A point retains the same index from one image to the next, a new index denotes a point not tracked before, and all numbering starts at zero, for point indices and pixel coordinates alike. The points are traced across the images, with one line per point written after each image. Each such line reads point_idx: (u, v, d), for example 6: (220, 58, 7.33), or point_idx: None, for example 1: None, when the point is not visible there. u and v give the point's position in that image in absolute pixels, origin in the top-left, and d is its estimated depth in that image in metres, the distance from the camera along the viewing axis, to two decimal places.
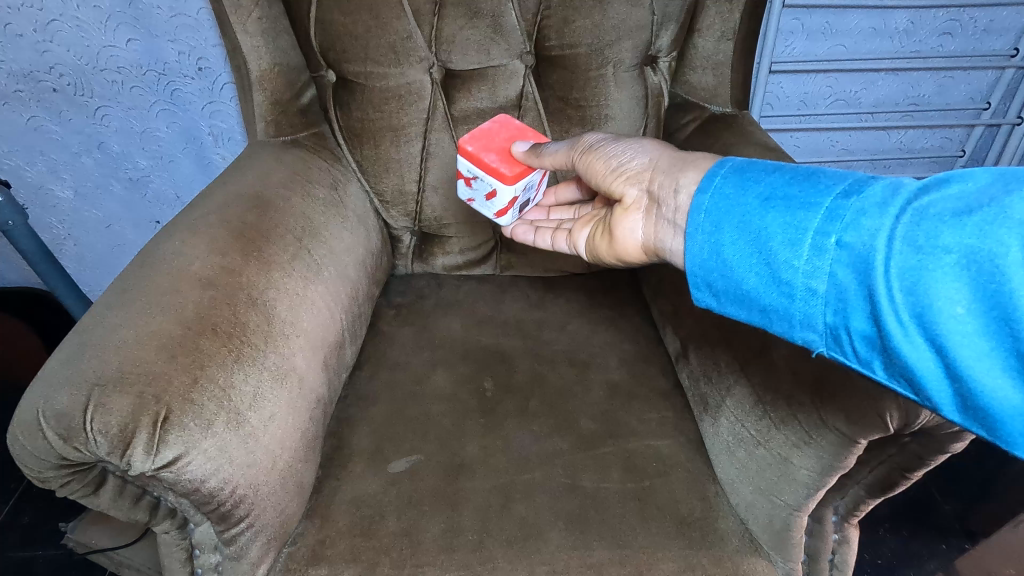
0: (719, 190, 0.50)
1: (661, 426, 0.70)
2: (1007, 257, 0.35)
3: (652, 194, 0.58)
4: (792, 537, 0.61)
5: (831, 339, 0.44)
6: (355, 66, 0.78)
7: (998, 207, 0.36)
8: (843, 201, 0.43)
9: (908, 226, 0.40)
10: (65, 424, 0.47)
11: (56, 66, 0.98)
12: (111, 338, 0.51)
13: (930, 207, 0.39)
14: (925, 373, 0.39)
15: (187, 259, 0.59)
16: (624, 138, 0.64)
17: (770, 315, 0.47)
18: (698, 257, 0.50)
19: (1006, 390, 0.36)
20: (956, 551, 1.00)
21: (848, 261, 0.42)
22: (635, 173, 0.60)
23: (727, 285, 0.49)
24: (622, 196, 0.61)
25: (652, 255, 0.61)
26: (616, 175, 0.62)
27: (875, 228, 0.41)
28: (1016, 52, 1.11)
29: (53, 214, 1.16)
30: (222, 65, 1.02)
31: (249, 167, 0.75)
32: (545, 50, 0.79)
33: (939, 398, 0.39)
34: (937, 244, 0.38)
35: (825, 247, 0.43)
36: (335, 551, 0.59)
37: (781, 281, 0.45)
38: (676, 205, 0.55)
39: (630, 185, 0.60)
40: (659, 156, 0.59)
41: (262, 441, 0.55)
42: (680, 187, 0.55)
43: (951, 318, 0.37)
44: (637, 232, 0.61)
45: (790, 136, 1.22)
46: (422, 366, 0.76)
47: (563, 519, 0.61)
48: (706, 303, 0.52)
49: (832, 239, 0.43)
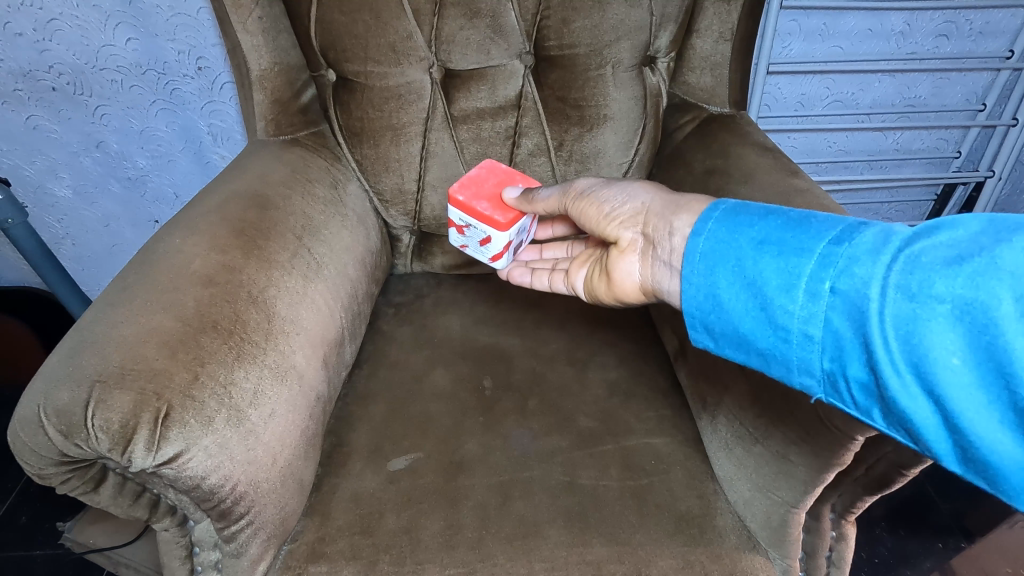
0: (713, 233, 0.51)
1: (660, 424, 0.70)
2: (999, 309, 0.35)
3: (647, 235, 0.58)
4: (790, 534, 0.62)
5: (829, 385, 0.45)
6: (356, 65, 0.78)
7: (988, 256, 0.37)
8: (835, 248, 0.44)
9: (900, 275, 0.40)
10: (66, 420, 0.47)
11: (55, 65, 0.98)
12: (113, 334, 0.51)
13: (922, 255, 0.39)
14: (924, 423, 0.39)
15: (187, 257, 0.59)
16: (614, 182, 0.65)
17: (768, 358, 0.47)
18: (695, 299, 0.51)
19: (1005, 443, 0.36)
20: (952, 550, 1.00)
21: (842, 309, 0.42)
22: (630, 217, 0.60)
23: (724, 327, 0.49)
24: (618, 239, 0.61)
25: (649, 295, 0.61)
26: (609, 220, 0.62)
27: (868, 276, 0.41)
28: (1011, 53, 1.12)
29: (51, 213, 1.16)
30: (222, 64, 1.03)
31: (248, 166, 0.75)
32: (545, 51, 0.80)
33: (938, 447, 0.40)
34: (930, 293, 0.38)
35: (819, 294, 0.43)
36: (335, 548, 0.59)
37: (777, 326, 0.46)
38: (670, 247, 0.55)
39: (625, 228, 0.61)
40: (653, 198, 0.59)
41: (263, 438, 0.55)
42: (674, 230, 0.55)
43: (947, 369, 0.37)
44: (634, 275, 0.61)
45: (787, 137, 1.22)
46: (421, 365, 0.76)
47: (562, 516, 0.61)
48: (704, 344, 0.52)
49: (826, 286, 0.43)
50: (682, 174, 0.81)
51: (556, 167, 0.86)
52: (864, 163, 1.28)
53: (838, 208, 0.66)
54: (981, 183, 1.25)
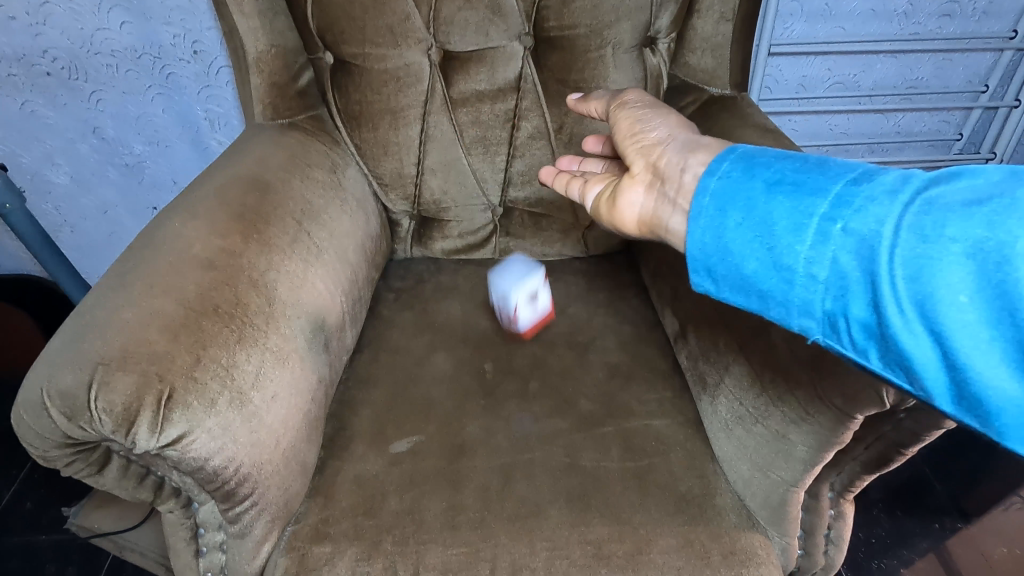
0: (729, 174, 0.45)
1: (661, 406, 0.71)
2: (1017, 246, 0.32)
3: (657, 167, 0.50)
4: (789, 513, 0.62)
5: (829, 327, 0.40)
6: (353, 48, 0.78)
7: (1009, 198, 0.33)
8: (852, 189, 0.39)
9: (915, 216, 0.36)
10: (69, 403, 0.47)
11: (49, 49, 0.98)
12: (113, 318, 0.51)
13: (941, 198, 0.35)
14: (924, 364, 0.35)
15: (188, 240, 0.59)
16: (659, 108, 0.56)
17: (769, 300, 0.42)
18: (699, 240, 0.45)
19: (1007, 382, 0.33)
20: (949, 530, 1.01)
21: (852, 248, 0.38)
22: (648, 146, 0.52)
23: (729, 269, 0.43)
24: (632, 163, 0.53)
25: (646, 232, 0.52)
26: (633, 142, 0.54)
27: (881, 216, 0.37)
28: (1015, 33, 1.11)
29: (49, 200, 1.15)
30: (218, 48, 1.01)
31: (247, 150, 0.75)
32: (545, 32, 0.79)
33: (934, 387, 0.36)
34: (942, 232, 0.34)
35: (829, 233, 0.39)
36: (338, 530, 0.59)
37: (782, 266, 0.40)
38: (679, 183, 0.48)
39: (640, 156, 0.52)
40: (676, 134, 0.52)
41: (266, 421, 0.55)
42: (686, 167, 0.48)
43: (951, 307, 0.34)
44: (635, 205, 0.52)
45: (788, 119, 1.22)
46: (422, 349, 0.77)
47: (563, 497, 0.61)
48: (704, 289, 0.46)
49: (837, 225, 0.38)
50: None
51: (556, 150, 0.85)
52: (864, 146, 1.27)
53: None
54: (982, 164, 1.26)
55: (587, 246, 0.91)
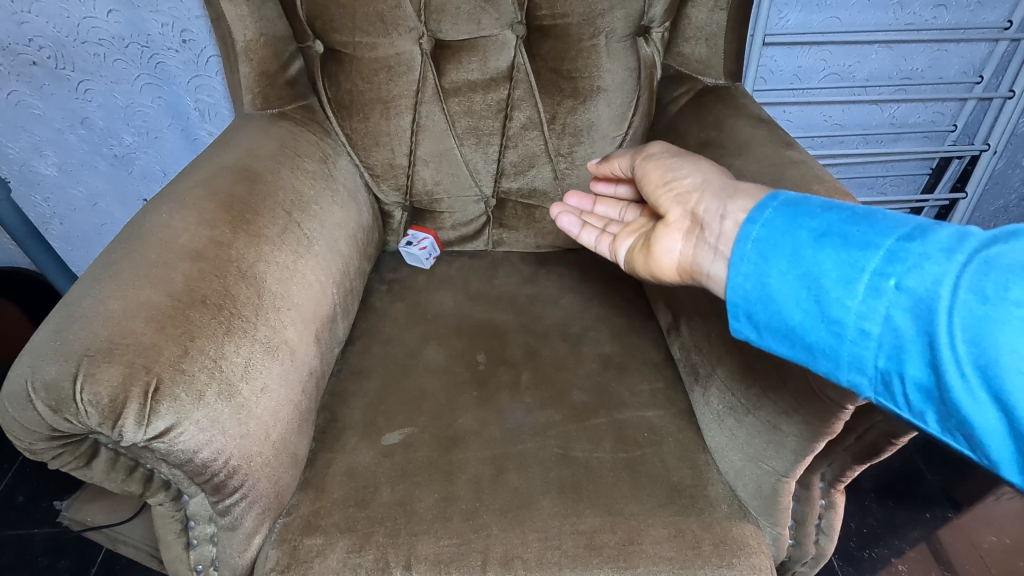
0: (770, 222, 0.43)
1: (653, 397, 0.71)
2: None
3: (696, 215, 0.48)
4: (781, 503, 0.62)
5: (881, 384, 0.39)
6: (343, 36, 0.77)
7: None
8: (905, 243, 0.37)
9: (975, 276, 0.34)
10: (55, 395, 0.46)
11: (35, 38, 0.96)
12: (100, 309, 0.50)
13: (1001, 257, 0.34)
14: (987, 431, 0.34)
15: (175, 231, 0.58)
16: (687, 154, 0.55)
17: (815, 354, 0.41)
18: (741, 288, 0.44)
19: None
20: (939, 520, 1.02)
21: (906, 305, 0.36)
22: (682, 193, 0.51)
23: (774, 318, 0.43)
24: (667, 210, 0.51)
25: (686, 279, 0.50)
26: (664, 190, 0.52)
27: (939, 272, 0.35)
28: (1010, 24, 1.10)
29: (38, 191, 1.14)
30: (207, 37, 1.00)
31: (236, 139, 0.74)
32: (537, 20, 0.78)
33: (997, 455, 0.34)
34: (1007, 295, 0.33)
35: (882, 287, 0.37)
36: (330, 522, 0.59)
37: (830, 319, 0.40)
38: (719, 231, 0.46)
39: (675, 202, 0.51)
40: (710, 180, 0.50)
41: (255, 413, 0.55)
42: (727, 214, 0.46)
43: (1018, 374, 0.32)
44: (675, 251, 0.50)
45: (783, 110, 1.21)
46: (415, 340, 0.76)
47: (555, 488, 0.61)
48: (746, 337, 0.45)
49: (891, 281, 0.37)
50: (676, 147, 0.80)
51: (549, 141, 0.84)
52: (858, 137, 1.27)
53: (834, 180, 0.65)
54: (976, 157, 1.24)
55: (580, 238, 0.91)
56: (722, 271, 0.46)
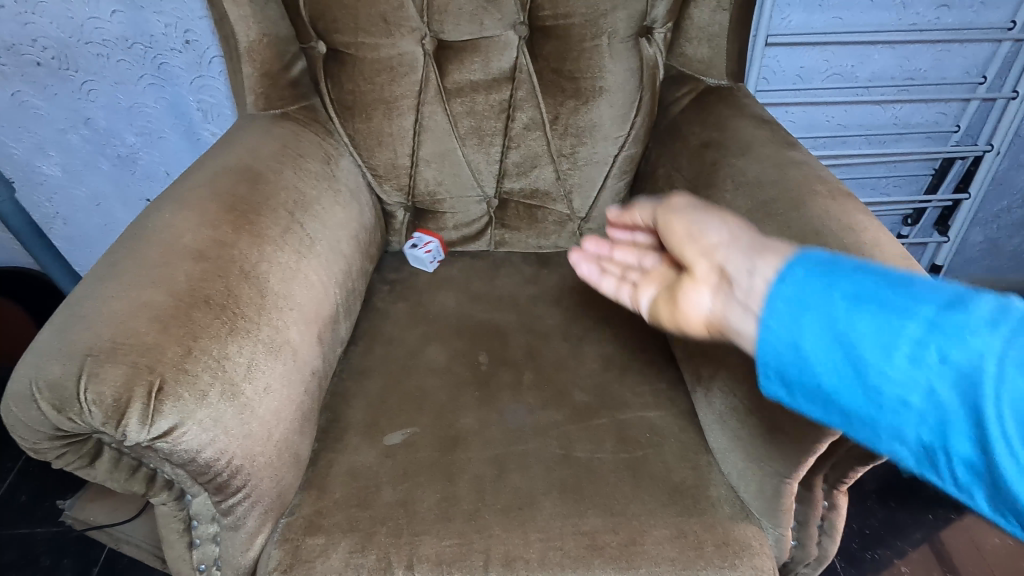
0: (793, 277, 0.38)
1: (655, 398, 0.71)
2: None
3: (722, 270, 0.43)
4: (783, 504, 0.61)
5: (922, 459, 0.34)
6: (346, 37, 0.77)
7: None
8: (945, 309, 0.33)
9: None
10: (59, 395, 0.46)
11: (39, 39, 0.97)
12: (103, 309, 0.50)
13: None
14: None
15: (178, 231, 0.58)
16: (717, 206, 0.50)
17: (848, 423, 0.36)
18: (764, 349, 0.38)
19: None
20: (941, 521, 1.02)
21: (951, 378, 0.32)
22: (707, 246, 0.46)
23: (800, 383, 0.37)
24: (692, 263, 0.46)
25: (717, 336, 0.45)
26: (689, 242, 0.47)
27: (985, 346, 0.31)
28: (1013, 24, 1.10)
29: (41, 191, 1.15)
30: (210, 38, 1.00)
31: (239, 140, 0.74)
32: (540, 21, 0.78)
33: None
34: None
35: (924, 357, 0.32)
36: (332, 521, 0.59)
37: (867, 386, 0.34)
38: (748, 287, 0.40)
39: (700, 256, 0.46)
40: (740, 234, 0.44)
41: (258, 413, 0.55)
42: (756, 270, 0.40)
43: None
44: (703, 307, 0.45)
45: (785, 110, 1.21)
46: (416, 340, 0.77)
47: (557, 488, 0.61)
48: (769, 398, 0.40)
49: (933, 351, 0.32)
50: (678, 147, 0.80)
51: (552, 141, 0.84)
52: (861, 138, 1.26)
53: (836, 180, 0.65)
54: (979, 157, 1.24)
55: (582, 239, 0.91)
56: (751, 332, 0.40)
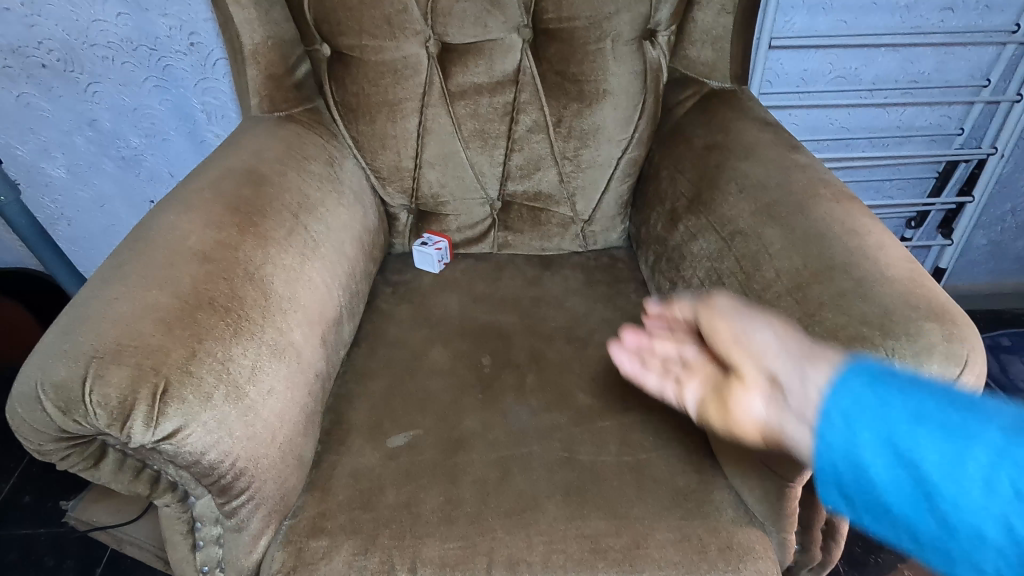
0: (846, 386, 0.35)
1: (659, 401, 0.70)
2: None
3: (773, 377, 0.40)
4: (786, 507, 0.60)
5: None
6: (350, 39, 0.78)
7: None
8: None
9: None
10: (64, 396, 0.47)
11: (45, 41, 0.97)
12: (109, 311, 0.51)
13: None
14: None
15: (184, 233, 0.59)
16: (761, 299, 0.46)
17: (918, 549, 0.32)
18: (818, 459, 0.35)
19: None
20: None
21: None
22: (752, 348, 0.42)
23: (860, 501, 0.34)
24: (739, 366, 0.43)
25: (776, 445, 0.41)
26: (735, 344, 0.44)
27: None
28: (1018, 27, 1.10)
29: (46, 192, 1.15)
30: (214, 40, 1.00)
31: (243, 142, 0.74)
32: (544, 23, 0.79)
33: None
34: None
35: (1000, 488, 0.29)
36: (335, 524, 0.59)
37: (936, 514, 0.31)
38: (802, 398, 0.37)
39: (747, 358, 0.43)
40: (789, 335, 0.41)
41: (262, 415, 0.55)
42: (808, 378, 0.37)
43: None
44: (758, 414, 0.41)
45: (788, 113, 1.21)
46: (420, 342, 0.77)
47: (560, 491, 0.61)
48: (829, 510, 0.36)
49: (1009, 482, 0.28)
50: (682, 150, 0.80)
51: (555, 143, 0.84)
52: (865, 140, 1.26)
53: (840, 184, 0.65)
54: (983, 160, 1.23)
55: (585, 241, 0.90)
56: (809, 445, 0.37)
